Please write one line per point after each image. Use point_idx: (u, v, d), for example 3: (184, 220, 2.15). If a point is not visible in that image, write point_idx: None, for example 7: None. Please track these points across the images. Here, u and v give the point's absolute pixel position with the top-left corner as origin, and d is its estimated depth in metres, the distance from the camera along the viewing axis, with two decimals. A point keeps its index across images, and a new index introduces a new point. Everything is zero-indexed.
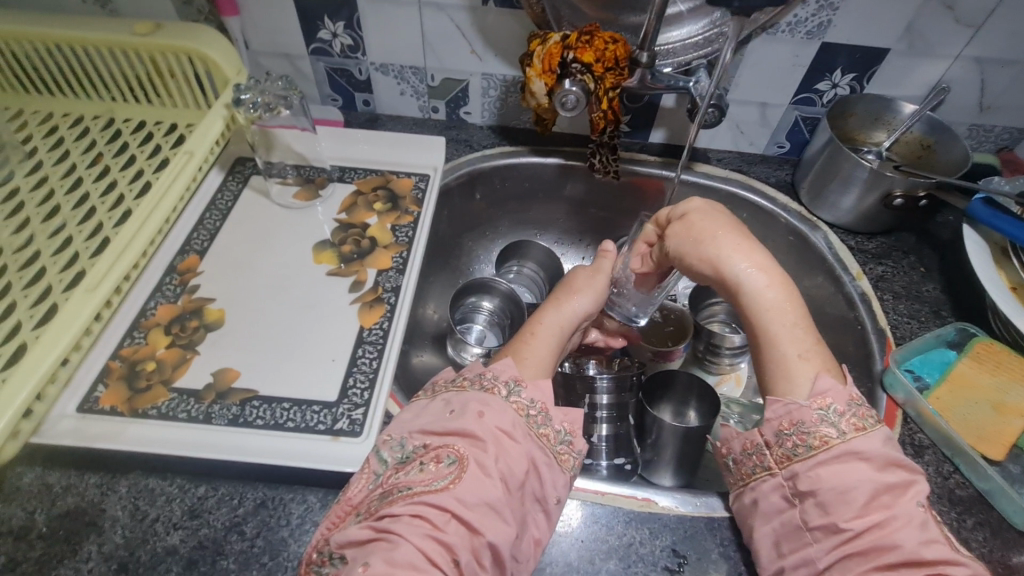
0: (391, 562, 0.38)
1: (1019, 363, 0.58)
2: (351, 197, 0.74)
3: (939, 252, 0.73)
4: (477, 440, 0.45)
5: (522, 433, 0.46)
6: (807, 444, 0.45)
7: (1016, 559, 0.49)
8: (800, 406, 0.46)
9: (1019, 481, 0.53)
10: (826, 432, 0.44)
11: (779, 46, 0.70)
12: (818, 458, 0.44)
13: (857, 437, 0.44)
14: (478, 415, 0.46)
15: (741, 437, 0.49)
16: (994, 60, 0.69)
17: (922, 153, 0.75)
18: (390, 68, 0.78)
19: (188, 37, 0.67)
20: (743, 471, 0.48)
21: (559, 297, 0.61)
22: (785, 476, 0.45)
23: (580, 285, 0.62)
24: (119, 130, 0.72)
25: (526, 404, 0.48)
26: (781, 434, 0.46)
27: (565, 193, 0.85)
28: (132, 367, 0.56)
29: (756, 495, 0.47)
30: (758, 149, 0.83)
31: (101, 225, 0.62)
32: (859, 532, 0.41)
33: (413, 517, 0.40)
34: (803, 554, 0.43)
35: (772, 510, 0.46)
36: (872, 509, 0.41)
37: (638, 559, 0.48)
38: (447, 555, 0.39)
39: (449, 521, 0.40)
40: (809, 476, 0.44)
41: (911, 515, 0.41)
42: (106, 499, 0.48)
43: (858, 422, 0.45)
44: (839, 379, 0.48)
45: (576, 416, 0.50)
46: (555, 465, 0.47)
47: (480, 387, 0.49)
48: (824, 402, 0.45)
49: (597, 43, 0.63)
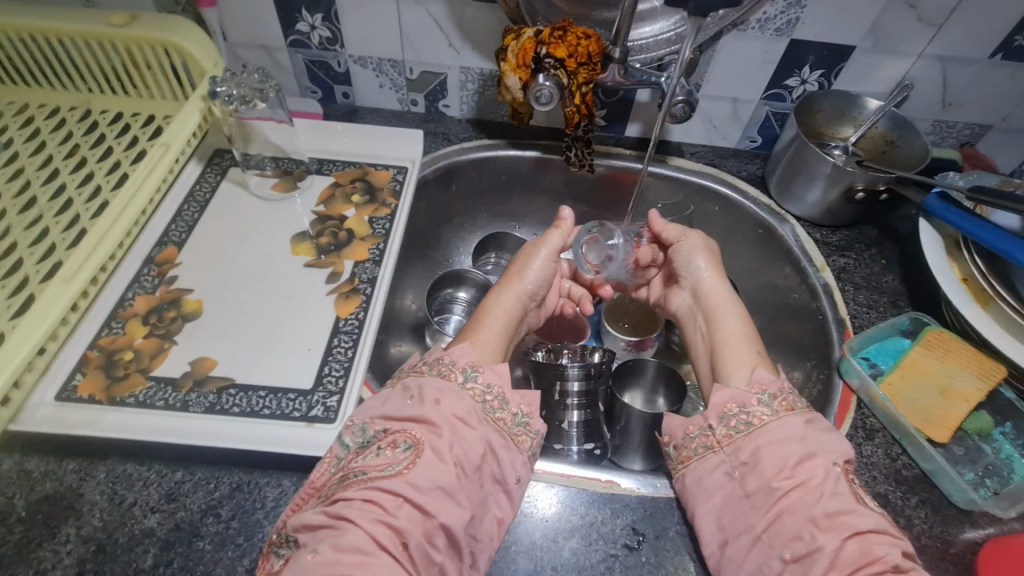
0: (338, 548, 0.39)
1: (968, 352, 0.60)
2: (329, 189, 0.75)
3: (900, 244, 0.75)
4: (433, 426, 0.47)
5: (478, 419, 0.48)
6: (748, 421, 0.49)
7: (953, 534, 0.53)
8: (741, 392, 0.51)
9: (961, 461, 0.58)
10: (761, 411, 0.49)
11: (749, 42, 0.71)
12: (758, 432, 0.48)
13: (786, 415, 0.49)
14: (434, 402, 0.48)
15: (684, 424, 0.53)
16: (955, 59, 0.71)
17: (886, 149, 0.77)
18: (368, 60, 0.79)
19: (164, 29, 0.68)
20: (683, 455, 0.51)
21: (501, 284, 0.66)
22: (728, 452, 0.49)
23: (519, 269, 0.66)
24: (96, 122, 0.72)
25: (483, 390, 0.51)
26: (724, 417, 0.50)
27: (542, 186, 0.87)
28: (109, 356, 0.57)
29: (699, 474, 0.49)
30: (731, 143, 0.85)
31: (78, 216, 0.62)
32: (787, 490, 0.45)
33: (365, 502, 0.42)
34: (743, 523, 0.46)
35: (714, 486, 0.48)
36: (798, 470, 0.45)
37: (599, 537, 0.51)
38: (397, 539, 0.41)
39: (401, 506, 0.42)
40: (751, 448, 0.48)
41: (828, 472, 0.45)
42: (85, 484, 0.50)
43: (788, 403, 0.50)
44: (773, 370, 0.54)
45: (534, 399, 0.53)
46: (512, 447, 0.50)
47: (439, 374, 0.51)
48: (761, 388, 0.51)
49: (569, 37, 0.64)
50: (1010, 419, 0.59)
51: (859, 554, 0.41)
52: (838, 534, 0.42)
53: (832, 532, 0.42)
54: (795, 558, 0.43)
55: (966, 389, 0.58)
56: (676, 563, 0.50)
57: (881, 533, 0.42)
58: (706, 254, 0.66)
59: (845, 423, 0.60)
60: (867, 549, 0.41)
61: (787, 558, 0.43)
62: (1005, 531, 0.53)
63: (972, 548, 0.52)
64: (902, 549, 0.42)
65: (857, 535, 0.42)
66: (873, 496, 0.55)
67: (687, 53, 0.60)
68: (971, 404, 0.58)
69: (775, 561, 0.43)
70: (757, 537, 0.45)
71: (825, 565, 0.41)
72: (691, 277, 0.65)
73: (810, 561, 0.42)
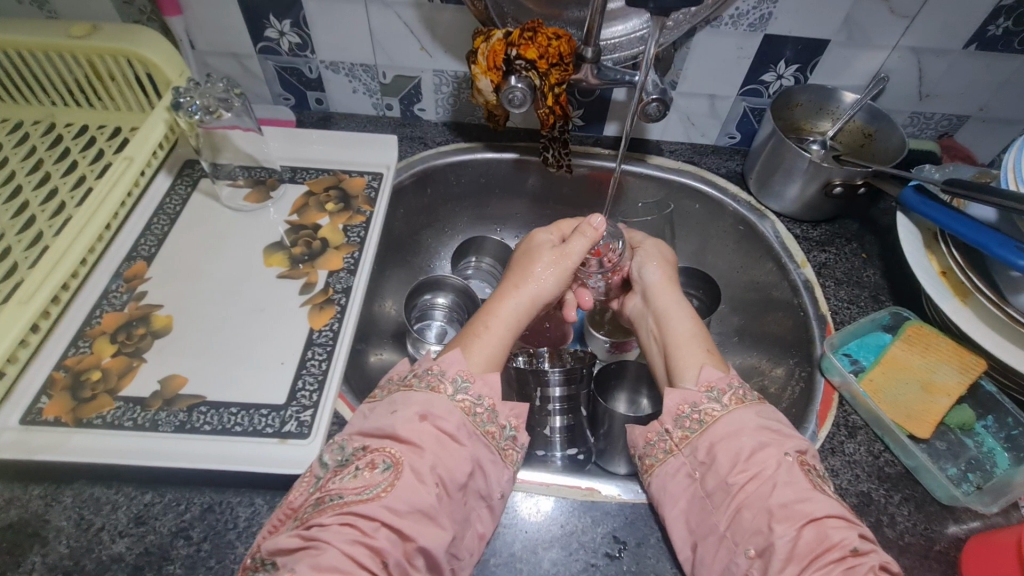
0: (316, 566, 0.38)
1: (947, 345, 0.60)
2: (302, 198, 0.73)
3: (880, 238, 0.75)
4: (416, 446, 0.45)
5: (467, 435, 0.48)
6: (700, 420, 0.50)
7: (937, 531, 0.52)
8: (690, 390, 0.52)
9: (943, 456, 0.57)
10: (711, 407, 0.50)
11: (723, 38, 0.71)
12: (709, 430, 0.49)
13: (736, 409, 0.49)
14: (417, 417, 0.47)
15: (643, 433, 0.53)
16: (930, 50, 0.70)
17: (864, 142, 0.77)
18: (340, 66, 0.77)
19: (125, 39, 0.66)
20: (647, 463, 0.52)
21: (516, 281, 0.63)
22: (688, 454, 0.49)
23: (550, 263, 0.63)
24: (60, 135, 0.70)
25: (472, 403, 0.50)
26: (679, 418, 0.51)
27: (521, 188, 0.86)
28: (76, 377, 0.56)
29: (663, 481, 0.50)
30: (710, 140, 0.84)
31: (41, 234, 0.61)
32: (742, 485, 0.45)
33: (343, 526, 0.41)
34: (708, 525, 0.46)
35: (679, 489, 0.49)
36: (751, 463, 0.46)
37: (580, 546, 0.50)
38: (376, 559, 0.40)
39: (379, 529, 0.41)
40: (706, 446, 0.48)
41: (780, 462, 0.45)
42: (51, 510, 0.49)
43: (737, 398, 0.50)
44: (720, 366, 0.54)
45: (521, 411, 0.53)
46: (499, 461, 0.49)
47: (426, 385, 0.50)
48: (709, 386, 0.51)
49: (539, 39, 0.62)
50: (992, 413, 0.58)
51: (817, 541, 0.41)
52: (794, 524, 0.42)
53: (788, 522, 0.42)
54: (758, 553, 0.43)
55: (947, 383, 0.58)
56: (658, 569, 0.49)
57: (837, 517, 0.43)
58: (659, 262, 0.66)
59: (827, 422, 0.60)
60: (824, 534, 0.41)
61: (751, 553, 0.43)
62: (988, 525, 0.52)
63: (957, 545, 0.51)
64: (860, 532, 0.42)
65: (811, 523, 0.42)
66: (856, 495, 0.55)
67: (653, 51, 0.59)
68: (953, 399, 0.57)
69: (742, 558, 0.43)
70: (722, 537, 0.45)
71: (783, 557, 0.41)
72: (644, 282, 0.66)
73: (769, 555, 0.42)
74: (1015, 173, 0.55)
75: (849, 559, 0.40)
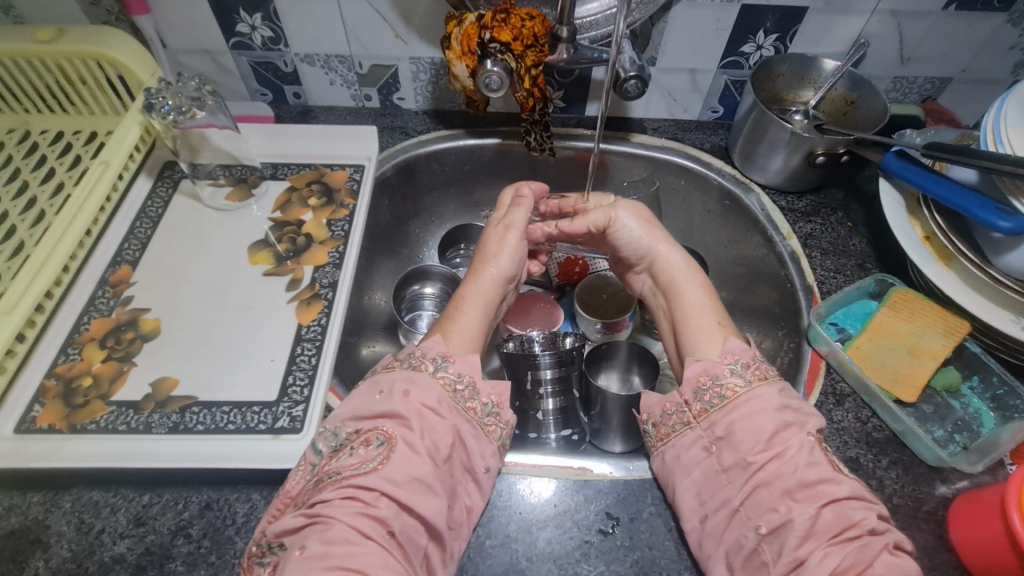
0: (325, 541, 0.40)
1: (932, 310, 0.60)
2: (284, 195, 0.73)
3: (866, 205, 0.75)
4: (404, 420, 0.47)
5: (447, 407, 0.49)
6: (722, 395, 0.50)
7: (925, 491, 0.53)
8: (715, 363, 0.52)
9: (930, 419, 0.58)
10: (734, 382, 0.50)
11: (700, 10, 0.70)
12: (732, 406, 0.49)
13: (759, 386, 0.49)
14: (401, 394, 0.48)
15: (660, 402, 0.53)
16: (909, 12, 0.69)
17: (847, 110, 0.76)
18: (316, 58, 0.76)
19: (93, 41, 0.65)
20: (662, 432, 0.53)
21: (476, 266, 0.63)
22: (703, 428, 0.50)
23: (495, 250, 0.63)
24: (36, 142, 0.70)
25: (453, 379, 0.51)
26: (698, 391, 0.51)
27: (505, 171, 0.85)
28: (68, 384, 0.56)
29: (677, 451, 0.51)
30: (693, 115, 0.83)
31: (22, 243, 0.61)
32: (763, 463, 0.46)
33: (345, 499, 0.42)
34: (721, 497, 0.47)
35: (693, 461, 0.50)
36: (773, 443, 0.46)
37: (573, 524, 0.51)
38: (381, 528, 0.41)
39: (380, 498, 0.42)
40: (724, 422, 0.49)
41: (803, 443, 0.46)
42: (50, 516, 0.49)
43: (745, 376, 0.50)
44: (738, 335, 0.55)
45: (503, 389, 0.53)
46: (482, 436, 0.50)
47: (409, 366, 0.51)
48: (734, 358, 0.51)
49: (513, 20, 0.60)
50: (978, 373, 0.59)
51: (833, 519, 0.42)
52: (814, 502, 0.43)
53: (808, 502, 0.43)
54: (770, 530, 0.43)
55: (933, 347, 0.59)
56: (652, 542, 0.50)
57: (857, 498, 0.43)
58: (636, 211, 0.64)
59: (812, 391, 0.60)
60: (844, 514, 0.42)
61: (762, 531, 0.44)
62: (975, 483, 0.53)
63: (945, 504, 0.52)
64: (876, 512, 0.43)
65: (824, 503, 0.43)
66: (845, 461, 0.55)
67: (621, 28, 0.59)
68: (939, 361, 0.58)
69: (751, 532, 0.44)
70: (734, 511, 0.46)
71: (800, 535, 0.42)
72: (642, 256, 0.63)
73: (785, 531, 0.43)
74: (994, 135, 0.54)
75: (865, 537, 0.41)
